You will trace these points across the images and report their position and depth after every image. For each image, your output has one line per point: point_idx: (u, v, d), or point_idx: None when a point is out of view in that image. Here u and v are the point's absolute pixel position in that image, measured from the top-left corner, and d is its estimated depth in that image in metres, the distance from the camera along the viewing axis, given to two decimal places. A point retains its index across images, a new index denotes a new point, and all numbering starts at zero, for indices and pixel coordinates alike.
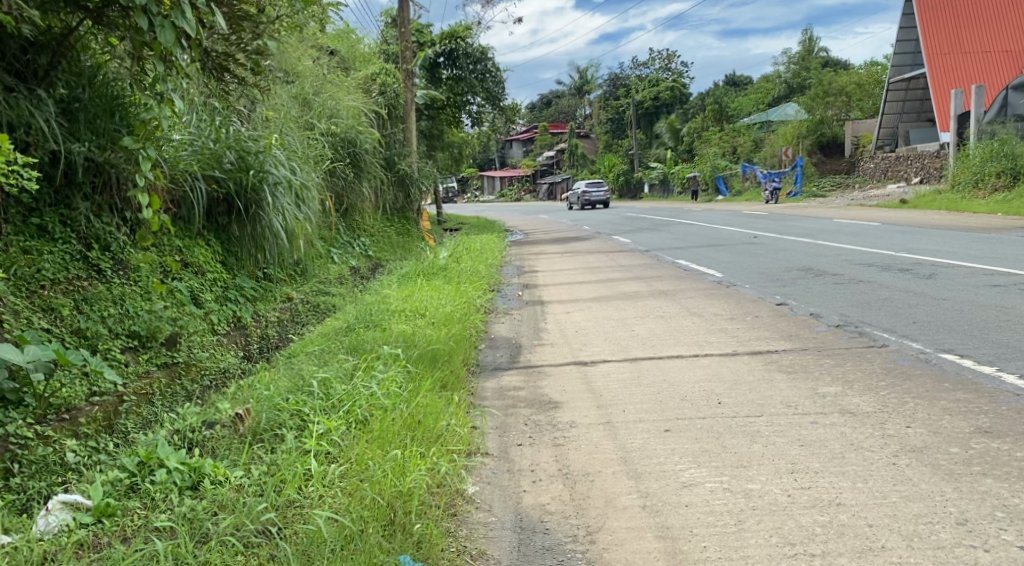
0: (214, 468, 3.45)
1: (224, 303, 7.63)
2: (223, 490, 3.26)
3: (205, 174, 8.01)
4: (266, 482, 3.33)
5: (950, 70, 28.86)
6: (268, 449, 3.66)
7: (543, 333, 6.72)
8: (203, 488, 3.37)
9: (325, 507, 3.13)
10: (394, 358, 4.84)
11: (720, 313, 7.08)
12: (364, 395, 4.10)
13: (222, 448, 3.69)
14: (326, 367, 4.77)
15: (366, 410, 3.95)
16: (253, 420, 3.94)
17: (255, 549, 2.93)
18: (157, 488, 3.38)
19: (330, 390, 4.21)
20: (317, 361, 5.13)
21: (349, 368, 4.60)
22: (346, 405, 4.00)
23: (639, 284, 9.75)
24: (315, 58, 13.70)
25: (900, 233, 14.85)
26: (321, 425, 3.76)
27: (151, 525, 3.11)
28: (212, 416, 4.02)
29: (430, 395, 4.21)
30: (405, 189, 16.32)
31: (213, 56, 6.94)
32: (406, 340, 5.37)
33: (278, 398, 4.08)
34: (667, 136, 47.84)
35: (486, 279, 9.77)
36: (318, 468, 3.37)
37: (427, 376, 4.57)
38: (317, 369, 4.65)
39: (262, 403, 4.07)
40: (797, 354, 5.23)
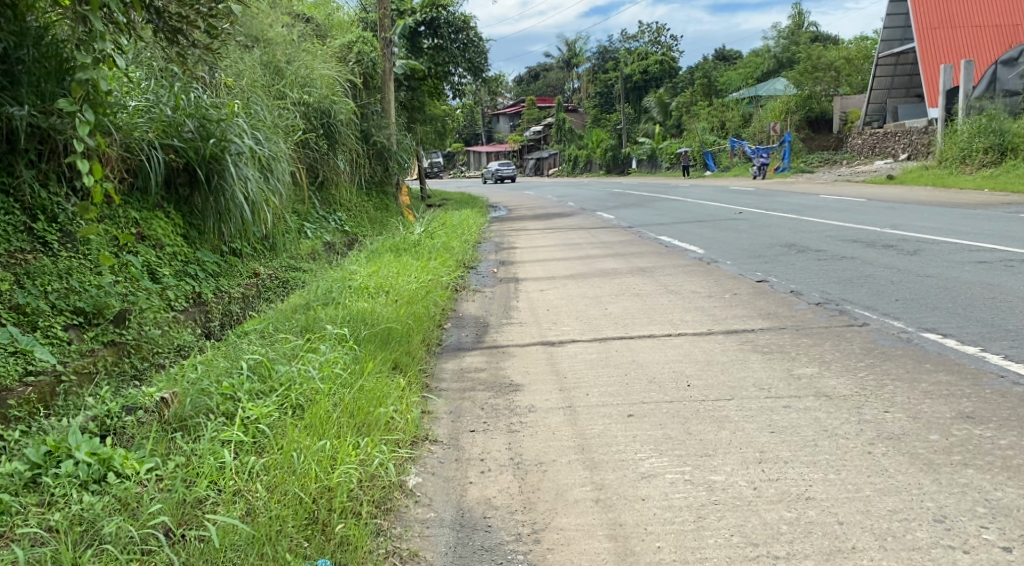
0: (124, 460, 3.21)
1: (182, 278, 7.47)
2: (127, 487, 3.02)
3: (161, 143, 7.94)
4: (177, 477, 3.10)
5: (939, 45, 28.61)
6: (188, 439, 3.43)
7: (512, 311, 6.49)
8: (106, 483, 3.11)
9: (237, 507, 2.90)
10: (342, 339, 4.58)
11: (697, 291, 6.86)
12: (302, 379, 3.87)
13: (138, 438, 3.44)
14: (270, 348, 4.56)
15: (302, 396, 3.74)
16: (179, 405, 3.69)
17: (149, 556, 2.69)
18: (57, 483, 3.12)
19: (270, 372, 3.99)
20: (268, 340, 4.95)
21: (291, 351, 4.36)
22: (281, 391, 3.77)
23: (618, 260, 9.51)
24: (287, 25, 13.37)
25: (886, 209, 14.67)
26: (253, 411, 3.57)
27: (43, 525, 2.87)
28: (136, 402, 3.77)
29: (376, 378, 3.99)
30: (383, 162, 16.05)
31: (163, 17, 6.62)
32: (363, 318, 5.14)
33: (209, 382, 3.84)
34: (655, 111, 47.47)
35: (460, 254, 9.53)
36: (233, 461, 3.15)
37: (378, 357, 4.35)
38: (258, 350, 4.42)
39: (189, 388, 3.82)
40: (773, 334, 5.01)
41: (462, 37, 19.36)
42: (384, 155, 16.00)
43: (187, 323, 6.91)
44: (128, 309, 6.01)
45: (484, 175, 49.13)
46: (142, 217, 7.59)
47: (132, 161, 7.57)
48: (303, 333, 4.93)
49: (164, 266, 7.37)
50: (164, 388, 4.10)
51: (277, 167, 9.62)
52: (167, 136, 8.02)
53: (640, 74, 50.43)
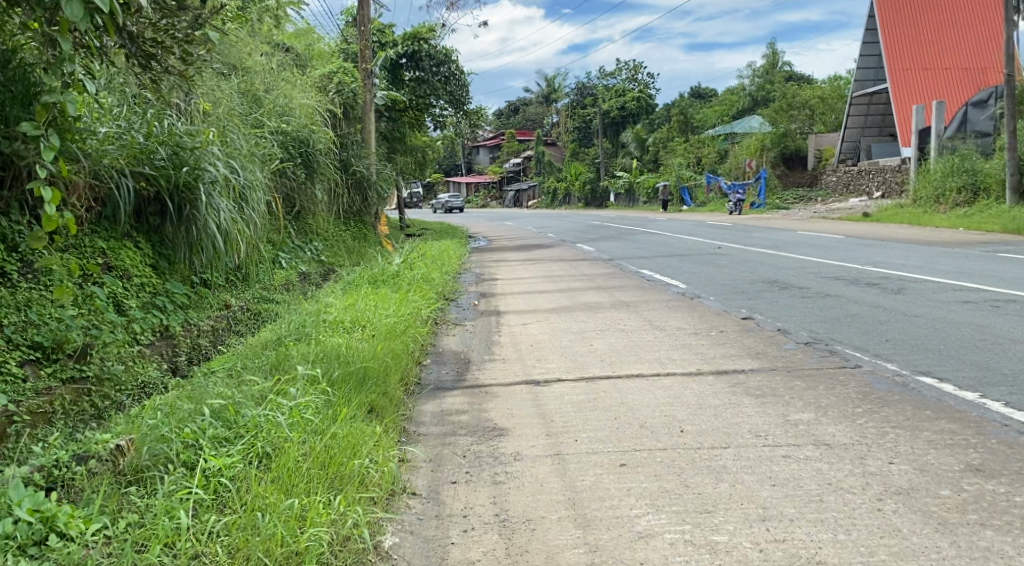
0: (72, 515, 2.95)
1: (149, 311, 7.28)
2: (73, 550, 2.79)
3: (133, 171, 7.69)
4: (129, 539, 2.89)
5: (912, 85, 29.08)
6: (144, 494, 3.20)
7: (495, 346, 6.28)
8: (47, 547, 2.82)
9: None
10: (313, 381, 4.30)
11: (684, 328, 6.70)
12: (270, 425, 3.62)
13: (89, 490, 3.20)
14: (236, 387, 4.29)
15: (271, 443, 3.50)
16: (136, 453, 3.45)
17: None
18: None
19: (237, 415, 3.75)
20: (237, 376, 4.72)
21: (260, 392, 4.09)
22: (247, 438, 3.53)
23: (600, 294, 9.34)
24: (267, 53, 13.21)
25: (864, 246, 14.70)
26: (215, 459, 3.34)
27: None
28: (89, 448, 3.51)
29: (350, 424, 3.76)
30: (362, 193, 15.88)
31: (137, 41, 6.37)
32: (338, 354, 4.92)
33: (170, 427, 3.61)
34: (633, 146, 47.77)
35: (440, 287, 9.35)
36: (191, 521, 2.93)
37: (352, 399, 4.12)
38: (225, 389, 4.18)
39: (148, 433, 3.58)
40: (766, 375, 4.84)
41: (443, 70, 19.31)
42: (362, 185, 15.83)
43: (152, 358, 6.71)
44: (90, 343, 5.82)
45: (458, 207, 49.19)
46: (110, 247, 7.37)
47: (101, 189, 7.35)
48: (274, 371, 4.69)
49: (131, 298, 7.16)
50: (120, 433, 3.84)
51: (253, 196, 9.41)
52: (139, 163, 7.78)
53: (618, 109, 50.85)
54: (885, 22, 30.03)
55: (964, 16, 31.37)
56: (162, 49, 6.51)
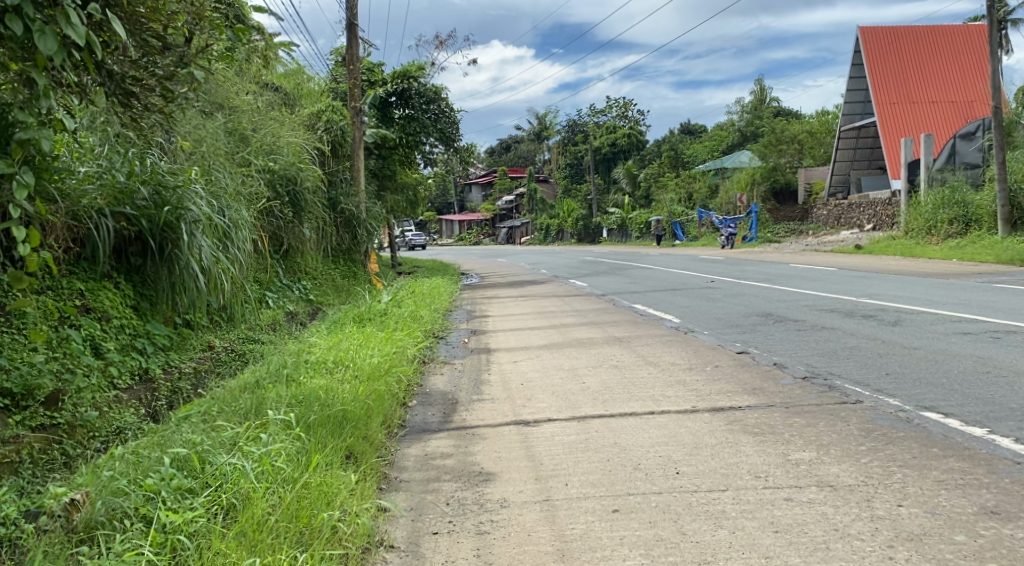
0: None
1: (128, 354, 7.10)
2: None
3: (113, 211, 7.55)
4: None
5: (900, 119, 29.27)
6: (96, 554, 2.99)
7: (483, 386, 6.07)
8: None
9: None
10: (287, 426, 4.05)
11: (678, 363, 6.51)
12: (237, 475, 3.41)
13: (38, 550, 2.99)
14: (204, 433, 4.08)
15: (236, 497, 3.29)
16: (89, 509, 3.24)
17: None
18: None
19: (203, 465, 3.55)
20: (210, 422, 4.52)
21: (231, 438, 3.87)
22: (210, 491, 3.33)
23: (593, 330, 9.15)
24: (254, 92, 13.14)
25: (858, 279, 14.59)
26: (172, 514, 3.13)
27: None
28: (40, 505, 3.29)
29: (324, 474, 3.55)
30: (352, 231, 15.75)
31: (116, 78, 6.20)
32: (317, 395, 4.73)
33: (130, 480, 3.41)
34: (624, 182, 47.93)
35: (429, 324, 9.16)
36: None
37: (323, 444, 3.91)
38: (194, 435, 3.98)
39: (104, 486, 3.38)
40: (764, 412, 4.65)
41: (433, 108, 19.30)
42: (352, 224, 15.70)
43: (129, 403, 6.53)
44: (62, 389, 5.66)
45: (451, 245, 49.09)
46: (88, 289, 7.19)
47: (79, 230, 7.19)
48: (249, 414, 4.48)
49: (110, 340, 6.99)
50: (79, 484, 3.62)
51: (238, 235, 9.26)
52: (118, 202, 7.63)
53: (609, 145, 51.10)
54: (870, 57, 30.33)
55: (949, 49, 31.73)
56: (140, 85, 6.37)
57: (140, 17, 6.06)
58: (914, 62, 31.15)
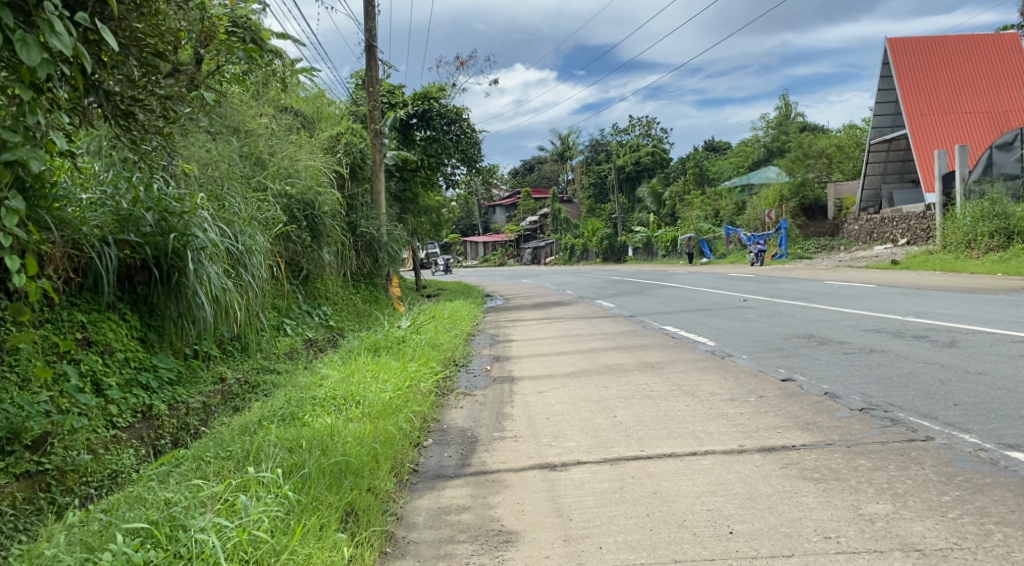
0: None
1: (131, 390, 6.69)
2: None
3: (116, 239, 7.17)
4: None
5: (933, 130, 28.50)
6: None
7: (506, 421, 5.57)
8: None
9: None
10: (277, 484, 3.60)
11: (718, 393, 5.99)
12: (211, 555, 2.98)
13: None
14: (187, 489, 3.65)
15: None
16: None
17: None
18: None
19: (175, 537, 3.12)
20: (200, 474, 4.08)
21: (210, 500, 3.43)
22: None
23: (623, 355, 8.62)
24: (271, 115, 12.82)
25: (898, 295, 13.94)
26: None
27: None
28: None
29: (312, 549, 3.13)
30: (373, 254, 15.38)
31: (114, 98, 5.75)
32: (316, 440, 4.28)
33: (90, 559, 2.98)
34: (649, 200, 47.34)
35: (449, 352, 8.70)
36: None
37: (314, 503, 3.51)
38: (175, 497, 3.53)
39: None
40: (822, 451, 4.15)
41: (454, 129, 18.96)
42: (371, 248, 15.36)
43: (128, 444, 6.13)
44: (51, 431, 5.28)
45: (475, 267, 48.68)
46: (91, 320, 6.78)
47: (81, 258, 6.81)
48: (244, 463, 4.04)
49: (111, 376, 6.59)
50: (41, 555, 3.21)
51: (251, 261, 8.87)
52: (122, 230, 7.28)
53: (632, 164, 50.61)
54: (900, 68, 29.64)
55: (981, 59, 31.00)
56: (139, 105, 5.92)
57: (137, 34, 5.61)
58: (945, 72, 30.44)
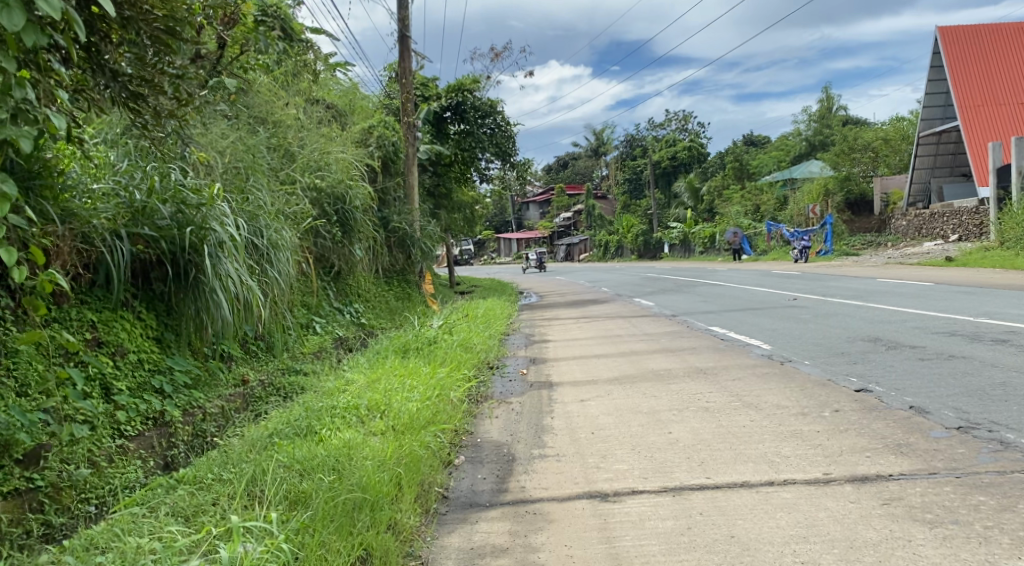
0: None
1: (143, 395, 6.19)
2: None
3: (130, 232, 6.67)
4: None
5: (987, 122, 27.29)
6: None
7: (546, 435, 4.97)
8: None
9: None
10: (275, 532, 3.05)
11: (785, 405, 5.35)
12: None
13: None
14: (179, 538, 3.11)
15: None
16: None
17: None
18: None
19: None
20: (198, 508, 3.53)
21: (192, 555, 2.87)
22: None
23: (670, 359, 7.98)
24: (302, 107, 12.27)
25: (961, 295, 13.09)
26: None
27: None
28: None
29: None
30: (405, 250, 14.84)
31: (121, 79, 5.21)
32: (332, 468, 3.72)
33: None
34: (687, 195, 46.29)
35: (483, 354, 8.14)
36: None
37: (319, 552, 3.02)
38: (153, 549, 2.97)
39: None
40: (926, 483, 3.52)
41: (489, 122, 18.34)
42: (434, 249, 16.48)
43: (136, 455, 5.64)
44: (46, 444, 4.85)
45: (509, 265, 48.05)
46: (101, 319, 6.28)
47: (91, 253, 6.33)
48: (249, 502, 3.48)
49: (122, 379, 6.10)
50: None
51: (277, 257, 8.36)
52: (135, 222, 6.77)
53: (669, 159, 49.58)
54: (952, 58, 28.42)
55: None
56: (150, 87, 5.36)
57: (146, 7, 4.94)
58: (999, 62, 29.18)
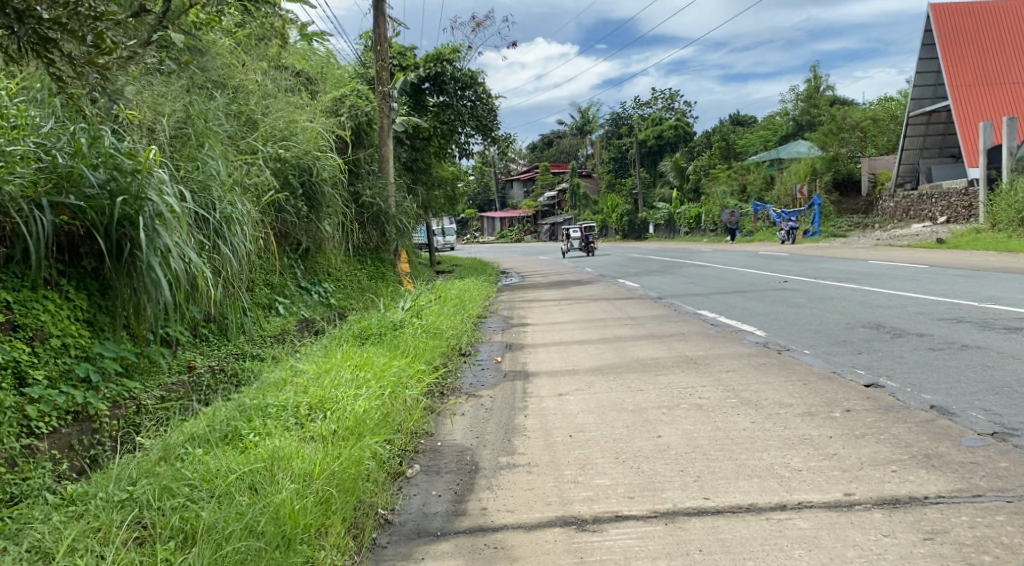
0: None
1: (65, 385, 5.46)
2: None
3: (52, 203, 5.92)
4: None
5: (978, 102, 26.70)
6: None
7: (516, 438, 4.32)
8: None
9: None
10: None
11: (790, 403, 4.72)
12: None
13: None
14: None
15: None
16: None
17: None
18: None
19: None
20: (76, 546, 2.87)
21: None
22: None
23: (657, 346, 7.36)
24: (269, 73, 11.34)
25: (959, 278, 12.51)
26: None
27: None
28: None
29: None
30: (379, 228, 14.11)
31: (29, 21, 4.29)
32: (242, 497, 3.12)
33: None
34: (673, 175, 45.52)
35: (453, 341, 7.46)
36: None
37: None
38: None
39: None
40: (974, 511, 2.94)
41: (469, 94, 17.46)
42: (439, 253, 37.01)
43: (48, 457, 4.96)
44: None
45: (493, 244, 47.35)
46: (18, 300, 5.52)
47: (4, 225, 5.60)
48: (135, 544, 2.83)
49: (40, 367, 5.37)
50: None
51: (230, 232, 7.60)
52: (59, 191, 6.00)
53: (655, 138, 48.71)
54: (943, 37, 27.79)
55: None
56: (67, 33, 4.43)
57: None
58: (988, 41, 28.54)
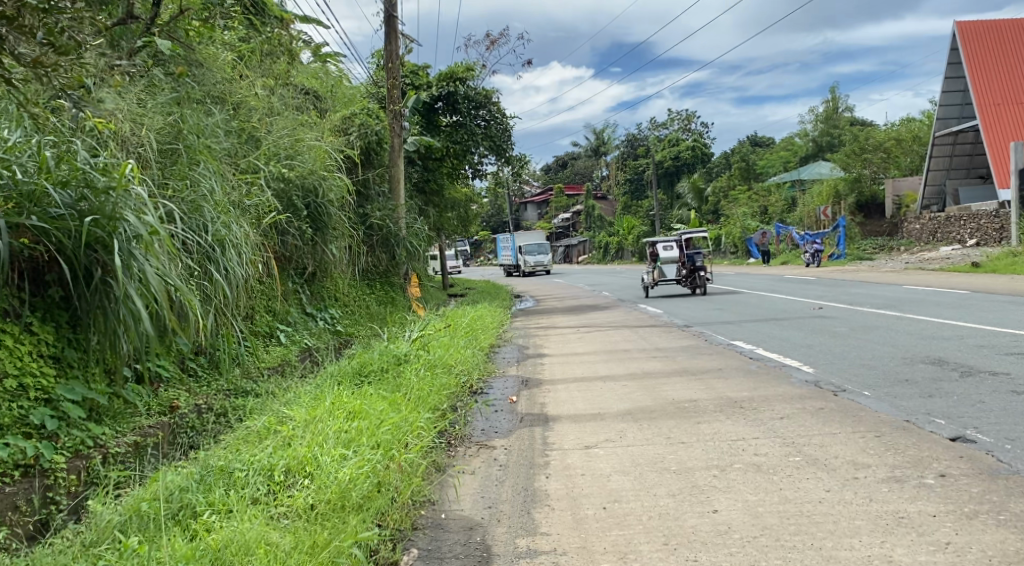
0: None
1: (14, 434, 4.70)
2: None
3: (12, 224, 5.15)
4: None
5: (1007, 121, 25.84)
6: None
7: (535, 509, 3.56)
8: None
9: None
10: None
11: (867, 465, 3.91)
12: None
13: None
14: None
15: None
16: None
17: None
18: None
19: None
20: None
21: None
22: None
23: (692, 384, 6.55)
24: (274, 90, 10.62)
25: (1009, 305, 11.57)
26: None
27: None
28: None
29: None
30: (389, 251, 13.36)
31: None
32: None
33: None
34: (689, 195, 43.59)
35: (463, 379, 6.66)
36: None
37: None
38: None
39: None
40: None
41: (483, 114, 16.87)
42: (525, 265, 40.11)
43: None
44: None
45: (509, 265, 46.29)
46: None
47: None
48: None
49: None
50: None
51: (223, 256, 6.88)
52: (21, 211, 5.25)
53: (672, 159, 47.87)
54: (971, 54, 26.96)
55: None
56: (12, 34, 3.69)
57: None
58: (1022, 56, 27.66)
